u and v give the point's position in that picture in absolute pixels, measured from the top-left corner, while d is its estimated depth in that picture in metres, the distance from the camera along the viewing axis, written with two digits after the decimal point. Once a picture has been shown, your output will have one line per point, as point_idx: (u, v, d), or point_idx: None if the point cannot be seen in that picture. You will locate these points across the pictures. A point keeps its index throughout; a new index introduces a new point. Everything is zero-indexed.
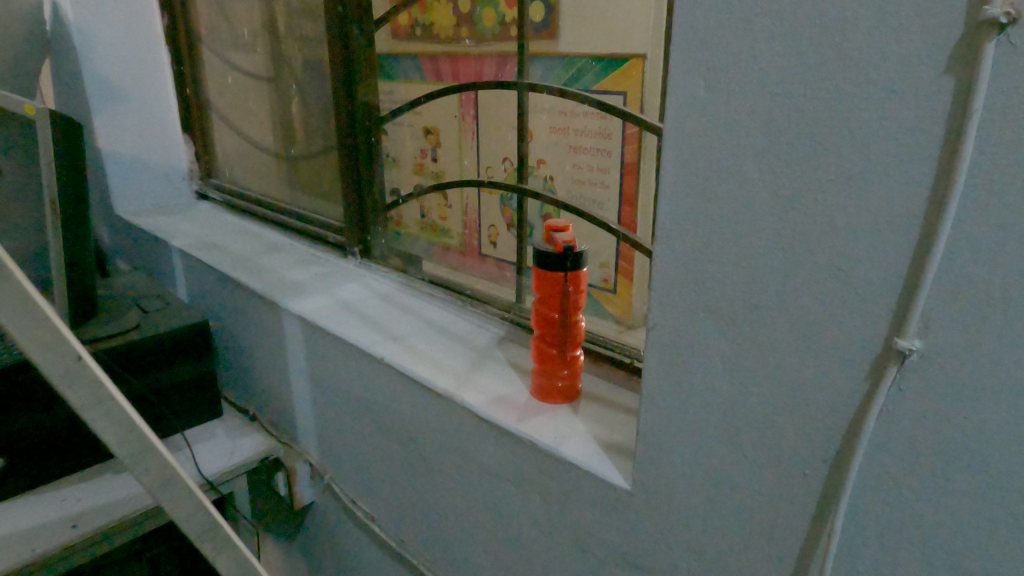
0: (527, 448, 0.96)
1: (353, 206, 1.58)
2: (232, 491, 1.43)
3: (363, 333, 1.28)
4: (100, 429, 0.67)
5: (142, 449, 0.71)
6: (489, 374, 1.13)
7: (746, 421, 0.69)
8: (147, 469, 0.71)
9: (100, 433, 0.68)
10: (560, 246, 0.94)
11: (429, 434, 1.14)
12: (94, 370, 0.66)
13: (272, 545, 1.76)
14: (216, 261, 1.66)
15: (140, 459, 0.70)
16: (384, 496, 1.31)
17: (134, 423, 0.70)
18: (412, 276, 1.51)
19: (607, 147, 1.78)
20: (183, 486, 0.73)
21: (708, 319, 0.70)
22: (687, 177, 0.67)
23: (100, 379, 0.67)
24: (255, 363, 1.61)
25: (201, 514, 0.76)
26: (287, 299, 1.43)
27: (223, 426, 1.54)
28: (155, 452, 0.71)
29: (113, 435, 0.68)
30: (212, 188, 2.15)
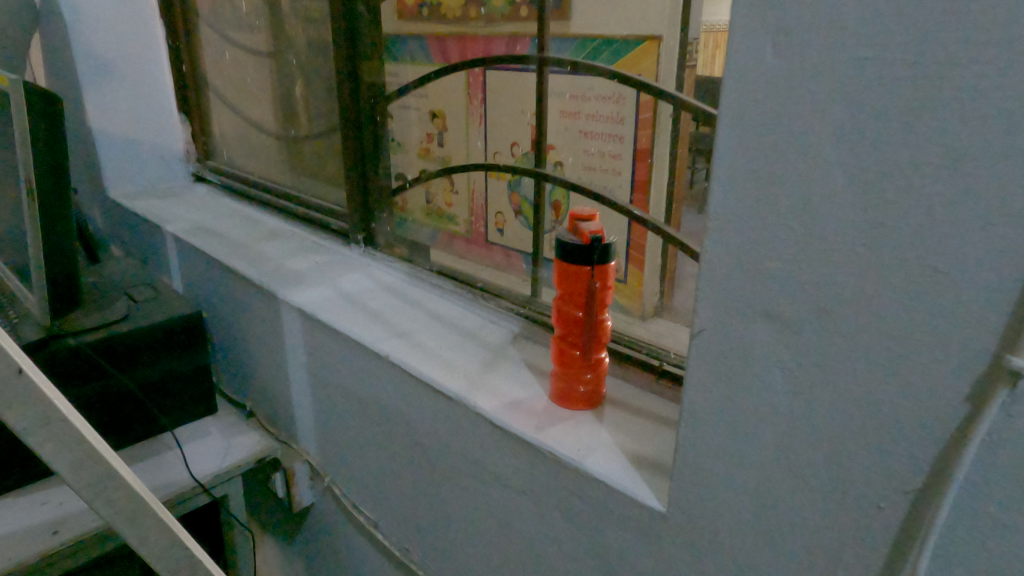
0: (547, 461, 0.87)
1: (357, 191, 1.48)
2: (227, 494, 1.34)
3: (367, 328, 1.18)
4: (46, 452, 0.61)
5: (102, 474, 0.64)
6: (503, 376, 1.03)
7: (808, 443, 0.60)
8: (103, 494, 0.64)
9: (48, 456, 0.61)
10: (587, 238, 0.84)
11: (438, 439, 1.05)
12: (40, 386, 0.59)
13: (270, 545, 1.69)
14: (210, 248, 1.56)
15: (99, 487, 0.64)
16: (389, 503, 1.22)
17: (88, 444, 0.63)
18: (419, 266, 1.42)
19: (618, 132, 1.95)
20: (147, 511, 0.68)
21: (768, 326, 0.60)
22: (748, 161, 0.57)
23: (47, 396, 0.60)
24: (252, 356, 1.52)
25: (163, 538, 0.69)
26: (286, 289, 1.34)
27: (216, 423, 1.45)
28: (116, 476, 0.65)
29: (61, 459, 0.62)
30: (210, 170, 2.03)
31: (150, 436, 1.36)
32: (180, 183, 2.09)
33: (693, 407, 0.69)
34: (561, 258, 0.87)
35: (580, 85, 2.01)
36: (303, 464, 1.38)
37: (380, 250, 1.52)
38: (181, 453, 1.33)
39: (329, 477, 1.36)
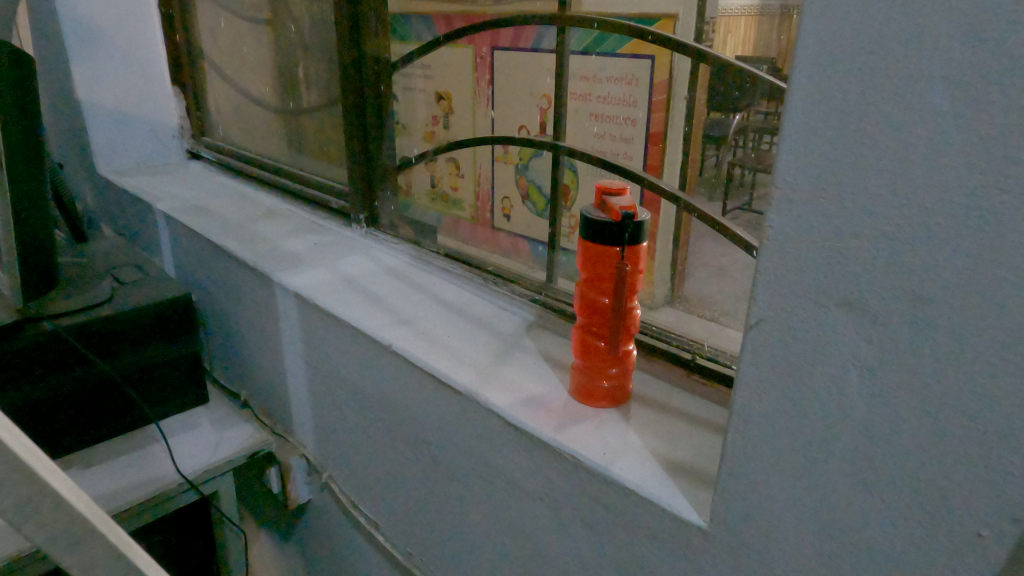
0: (567, 465, 0.78)
1: (359, 168, 1.37)
2: (217, 490, 1.25)
3: (368, 315, 1.09)
4: None
5: (30, 494, 0.52)
6: (518, 369, 0.94)
7: (888, 455, 0.50)
8: (34, 518, 0.53)
9: None
10: (618, 214, 0.74)
11: (445, 437, 0.96)
12: None
13: (266, 542, 1.60)
14: (202, 228, 1.47)
15: (27, 509, 0.52)
16: (391, 504, 1.13)
17: (17, 460, 0.52)
18: (425, 248, 1.31)
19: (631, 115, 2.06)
20: (92, 538, 0.56)
21: (844, 319, 0.50)
22: (829, 115, 0.47)
23: None
24: (246, 343, 1.43)
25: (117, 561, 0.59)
26: (281, 272, 1.24)
27: (207, 414, 1.36)
28: (49, 496, 0.53)
29: None
30: (206, 147, 1.93)
31: (134, 427, 1.27)
32: (175, 160, 1.99)
33: (745, 410, 0.59)
34: (587, 237, 0.77)
35: (592, 67, 2.10)
36: (299, 458, 1.29)
37: (383, 231, 1.42)
38: (169, 446, 1.24)
39: (327, 473, 1.27)
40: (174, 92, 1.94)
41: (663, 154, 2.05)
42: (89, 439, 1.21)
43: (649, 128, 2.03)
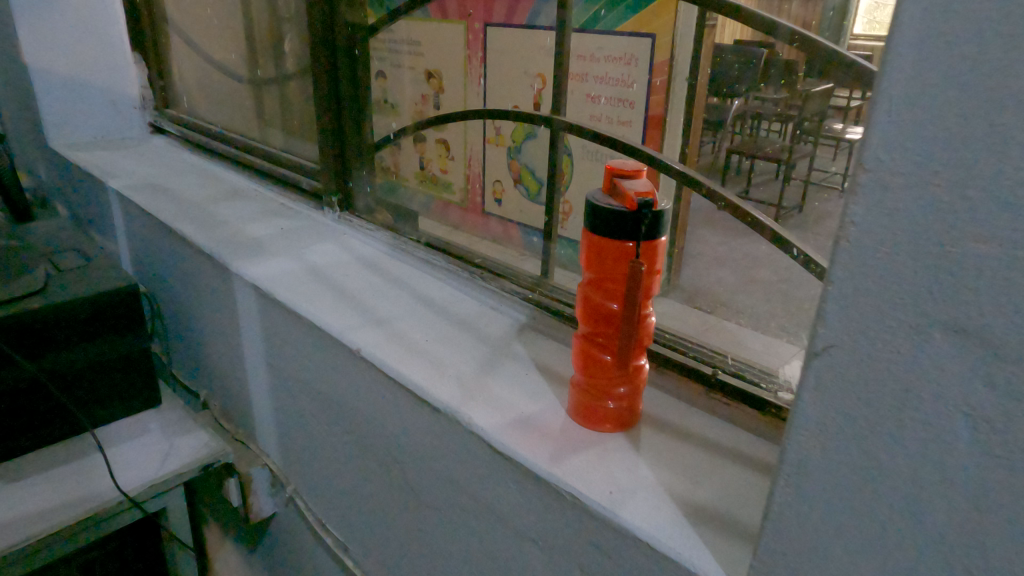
0: (565, 503, 0.65)
1: (331, 145, 1.22)
2: (165, 506, 1.11)
3: (336, 312, 0.94)
4: None
5: None
6: (507, 382, 0.80)
7: (1003, 534, 0.37)
8: None
9: None
10: (632, 202, 0.60)
11: (421, 459, 0.82)
12: None
13: (229, 554, 1.46)
14: (156, 209, 1.31)
15: None
16: (361, 529, 0.99)
17: None
18: (403, 236, 1.17)
19: (629, 98, 1.94)
20: None
21: (954, 352, 0.37)
22: (957, 64, 0.34)
23: None
24: (204, 338, 1.28)
25: None
26: (240, 261, 1.10)
27: (158, 419, 1.21)
28: None
29: None
30: (170, 120, 1.77)
31: (65, 437, 1.12)
32: (135, 135, 1.82)
33: (800, 460, 0.46)
34: (594, 230, 0.63)
35: (588, 45, 1.97)
36: (261, 469, 1.15)
37: (358, 215, 1.26)
38: (110, 458, 1.10)
39: (292, 487, 1.13)
40: (134, 59, 1.76)
41: (662, 135, 1.92)
42: (16, 448, 1.07)
43: (648, 111, 1.91)
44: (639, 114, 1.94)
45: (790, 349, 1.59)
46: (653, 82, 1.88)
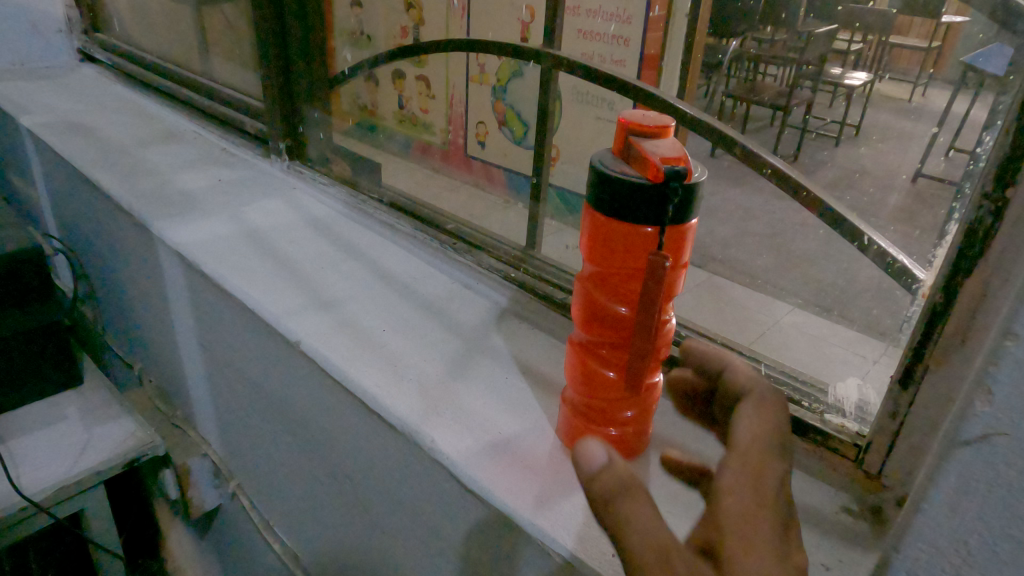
0: (555, 561, 0.50)
1: (276, 80, 1.01)
2: (83, 506, 0.96)
3: (276, 291, 0.77)
4: None
5: None
6: (479, 391, 0.64)
7: None
8: None
9: None
10: (657, 172, 0.42)
11: (375, 477, 0.67)
12: None
13: (175, 541, 1.32)
14: (72, 152, 1.11)
15: None
16: (310, 540, 0.84)
17: None
18: (364, 193, 0.98)
19: (625, 35, 1.71)
20: None
21: None
22: None
23: None
24: (133, 306, 1.11)
25: None
26: (164, 221, 0.91)
27: (78, 404, 1.05)
28: None
29: None
30: (101, 46, 1.54)
31: None
32: (61, 63, 1.59)
33: None
34: (600, 208, 0.46)
35: None
36: (201, 460, 0.98)
37: (310, 166, 1.07)
38: (14, 453, 0.94)
39: (236, 481, 0.98)
40: None
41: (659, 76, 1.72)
42: None
43: (644, 50, 1.69)
44: (635, 54, 1.72)
45: (784, 309, 1.48)
46: (649, 18, 1.65)
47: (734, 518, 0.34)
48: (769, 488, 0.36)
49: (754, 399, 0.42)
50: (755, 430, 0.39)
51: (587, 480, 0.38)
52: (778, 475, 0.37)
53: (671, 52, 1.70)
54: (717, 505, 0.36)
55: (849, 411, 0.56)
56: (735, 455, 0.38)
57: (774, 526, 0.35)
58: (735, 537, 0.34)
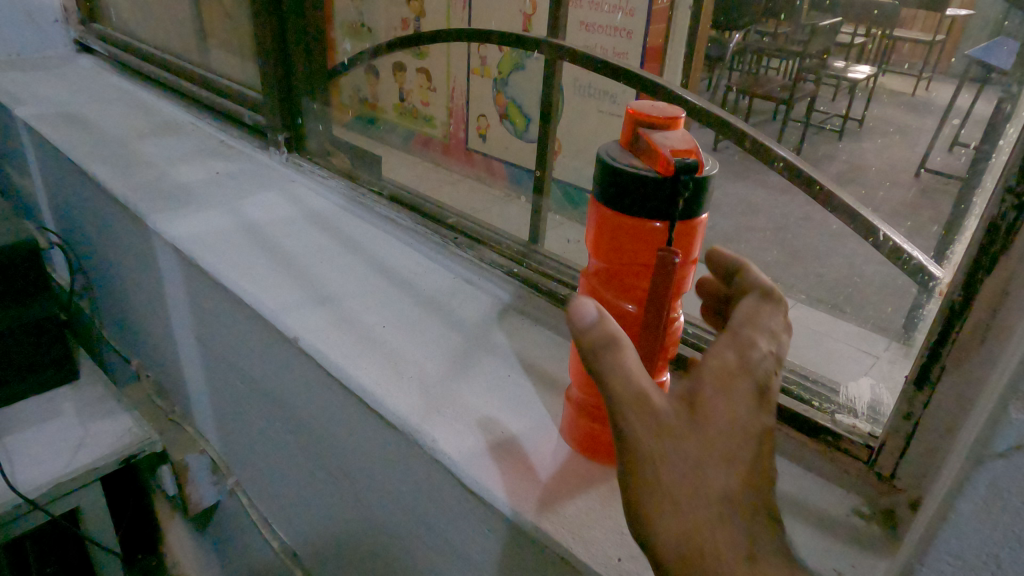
0: (558, 565, 0.49)
1: (274, 73, 0.99)
2: (79, 503, 0.95)
3: (273, 286, 0.75)
4: None
5: None
6: (482, 389, 0.62)
7: None
8: None
9: None
10: (668, 164, 0.41)
11: (375, 475, 0.66)
12: None
13: (174, 537, 1.31)
14: (67, 144, 1.09)
15: None
16: (309, 539, 0.83)
17: None
18: (364, 186, 0.97)
19: (627, 28, 1.70)
20: None
21: None
22: None
23: None
24: (129, 300, 1.09)
25: None
26: (160, 215, 0.89)
27: (74, 399, 1.04)
28: None
29: None
30: (97, 37, 1.52)
31: None
32: (57, 54, 1.57)
33: None
34: (608, 202, 0.44)
35: None
36: (199, 456, 0.97)
37: (310, 159, 1.05)
38: (8, 449, 0.93)
39: (234, 478, 0.97)
40: None
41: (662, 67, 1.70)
42: None
43: (646, 43, 1.68)
44: (637, 46, 1.70)
45: (786, 303, 1.46)
46: (653, 10, 1.63)
47: (716, 380, 0.34)
48: (753, 370, 0.35)
49: (765, 302, 0.38)
50: (757, 326, 0.36)
51: (574, 337, 0.36)
52: (771, 366, 0.35)
53: (674, 44, 1.67)
54: (700, 369, 0.35)
55: (861, 412, 0.55)
56: (730, 344, 0.35)
57: (753, 413, 0.34)
58: (710, 395, 0.34)
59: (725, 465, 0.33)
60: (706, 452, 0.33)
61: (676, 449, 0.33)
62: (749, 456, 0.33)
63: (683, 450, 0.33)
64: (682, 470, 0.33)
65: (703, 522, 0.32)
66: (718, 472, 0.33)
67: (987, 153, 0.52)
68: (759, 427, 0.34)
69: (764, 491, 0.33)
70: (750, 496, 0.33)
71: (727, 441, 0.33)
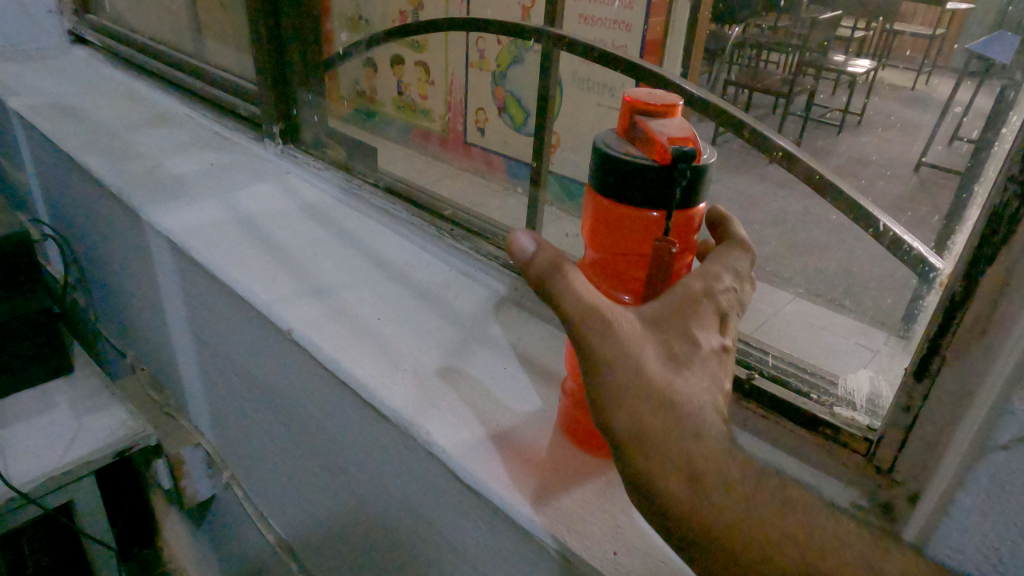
0: (553, 560, 0.48)
1: (269, 63, 0.98)
2: (73, 496, 0.95)
3: (267, 278, 0.74)
4: None
5: None
6: (477, 381, 0.62)
7: None
8: None
9: None
10: (665, 152, 0.40)
11: (369, 469, 0.65)
12: None
13: (171, 531, 1.30)
14: (61, 135, 1.08)
15: None
16: (305, 533, 0.82)
17: None
18: (359, 177, 0.96)
19: (627, 20, 1.68)
20: None
21: None
22: None
23: None
24: (124, 293, 1.08)
25: None
26: (153, 207, 0.88)
27: (68, 392, 1.04)
28: None
29: None
30: (91, 27, 1.51)
31: None
32: (52, 45, 1.56)
33: None
34: (605, 192, 0.43)
35: None
36: (194, 450, 0.97)
37: (305, 150, 1.04)
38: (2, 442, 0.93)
39: (230, 472, 0.96)
40: None
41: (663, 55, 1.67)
42: None
43: (646, 34, 1.66)
44: (637, 38, 1.69)
45: (785, 296, 1.46)
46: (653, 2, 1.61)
47: (687, 302, 0.36)
48: (717, 299, 0.38)
49: (738, 248, 0.43)
50: (722, 264, 0.40)
51: (520, 269, 0.36)
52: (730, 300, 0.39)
53: (674, 35, 1.65)
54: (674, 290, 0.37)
55: (859, 405, 0.55)
56: (699, 274, 0.38)
57: (710, 330, 0.36)
58: (682, 312, 0.36)
59: (685, 370, 0.34)
60: (673, 359, 0.35)
61: (642, 351, 0.34)
62: (707, 365, 0.35)
63: (649, 354, 0.34)
64: (644, 374, 0.34)
65: (658, 422, 0.33)
66: (679, 375, 0.34)
67: (989, 142, 0.51)
68: (715, 344, 0.36)
69: (721, 398, 0.35)
70: (708, 399, 0.34)
71: (685, 348, 0.35)
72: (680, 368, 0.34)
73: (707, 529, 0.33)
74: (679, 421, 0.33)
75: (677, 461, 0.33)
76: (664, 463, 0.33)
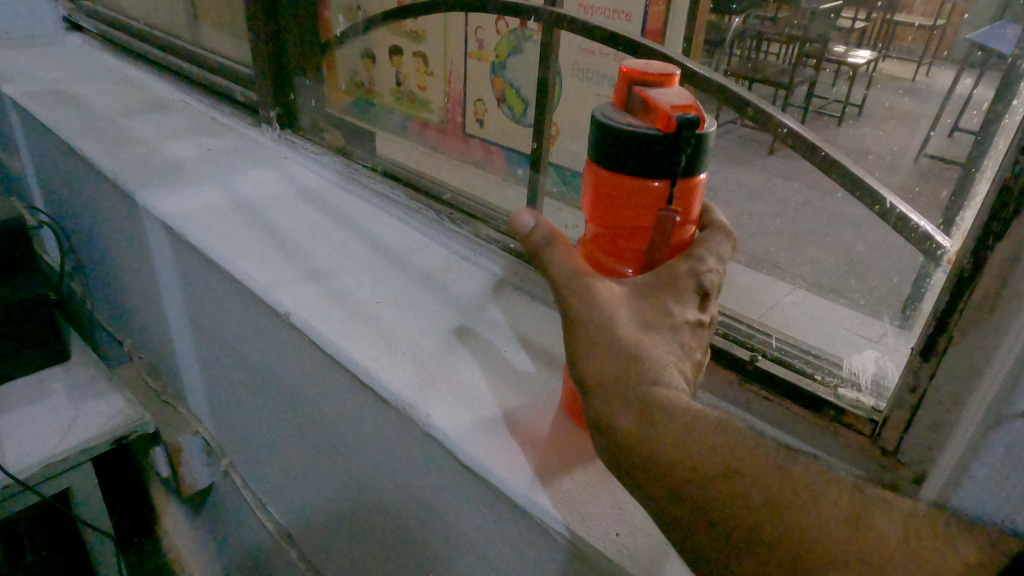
0: (553, 542, 0.48)
1: (266, 47, 0.97)
2: (71, 484, 0.94)
3: (263, 262, 0.74)
4: None
5: None
6: (476, 364, 0.61)
7: None
8: None
9: None
10: (669, 120, 0.39)
11: (368, 454, 0.65)
12: None
13: (170, 520, 1.30)
14: (56, 121, 1.07)
15: None
16: (304, 519, 0.82)
17: None
18: (358, 162, 0.95)
19: (626, 9, 1.67)
20: None
21: None
22: None
23: None
24: (121, 280, 1.08)
25: None
26: (149, 192, 0.87)
27: (64, 379, 1.03)
28: None
29: None
30: (87, 14, 1.49)
31: None
32: (47, 32, 1.55)
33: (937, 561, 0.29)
34: (605, 164, 0.42)
35: None
36: (192, 437, 0.96)
37: (303, 135, 1.03)
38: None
39: (228, 459, 0.96)
40: None
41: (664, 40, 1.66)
42: None
43: (645, 24, 1.65)
44: (636, 26, 1.67)
45: (785, 285, 1.45)
46: None
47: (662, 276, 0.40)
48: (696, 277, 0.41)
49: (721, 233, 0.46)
50: (707, 249, 0.43)
51: (521, 241, 0.41)
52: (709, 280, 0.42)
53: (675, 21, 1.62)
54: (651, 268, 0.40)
55: (864, 386, 0.54)
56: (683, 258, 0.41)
57: (686, 304, 0.39)
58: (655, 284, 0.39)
59: (653, 334, 0.37)
60: (641, 322, 0.38)
61: (610, 315, 0.37)
62: (675, 332, 0.38)
63: (619, 318, 0.37)
64: (614, 336, 0.37)
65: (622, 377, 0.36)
66: (644, 332, 0.37)
67: (996, 119, 0.51)
68: (690, 317, 0.39)
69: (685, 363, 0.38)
70: (672, 362, 0.37)
71: (657, 317, 0.38)
72: (649, 331, 0.37)
73: (669, 478, 0.34)
74: (640, 373, 0.36)
75: (627, 399, 0.35)
76: (625, 413, 0.35)
